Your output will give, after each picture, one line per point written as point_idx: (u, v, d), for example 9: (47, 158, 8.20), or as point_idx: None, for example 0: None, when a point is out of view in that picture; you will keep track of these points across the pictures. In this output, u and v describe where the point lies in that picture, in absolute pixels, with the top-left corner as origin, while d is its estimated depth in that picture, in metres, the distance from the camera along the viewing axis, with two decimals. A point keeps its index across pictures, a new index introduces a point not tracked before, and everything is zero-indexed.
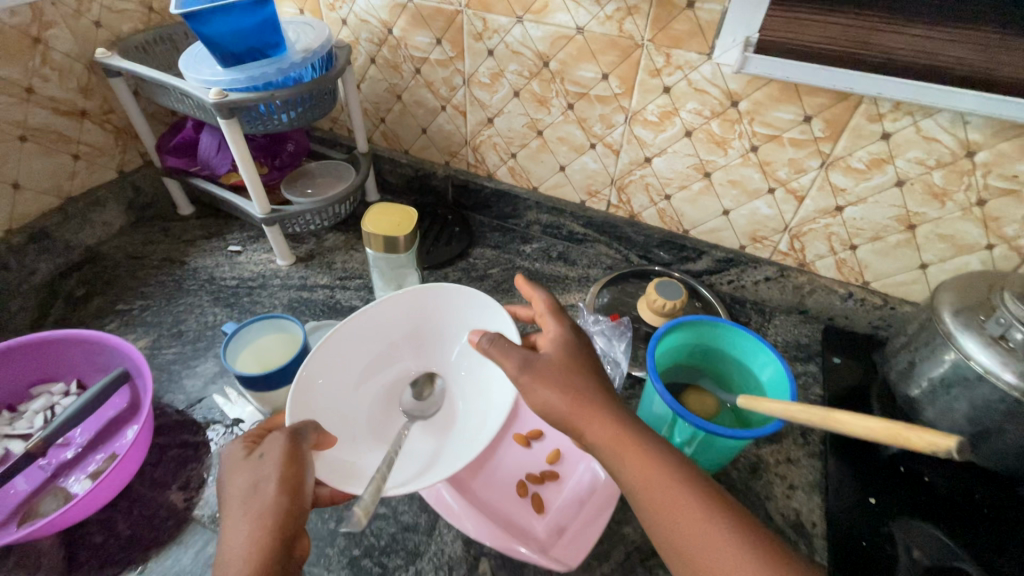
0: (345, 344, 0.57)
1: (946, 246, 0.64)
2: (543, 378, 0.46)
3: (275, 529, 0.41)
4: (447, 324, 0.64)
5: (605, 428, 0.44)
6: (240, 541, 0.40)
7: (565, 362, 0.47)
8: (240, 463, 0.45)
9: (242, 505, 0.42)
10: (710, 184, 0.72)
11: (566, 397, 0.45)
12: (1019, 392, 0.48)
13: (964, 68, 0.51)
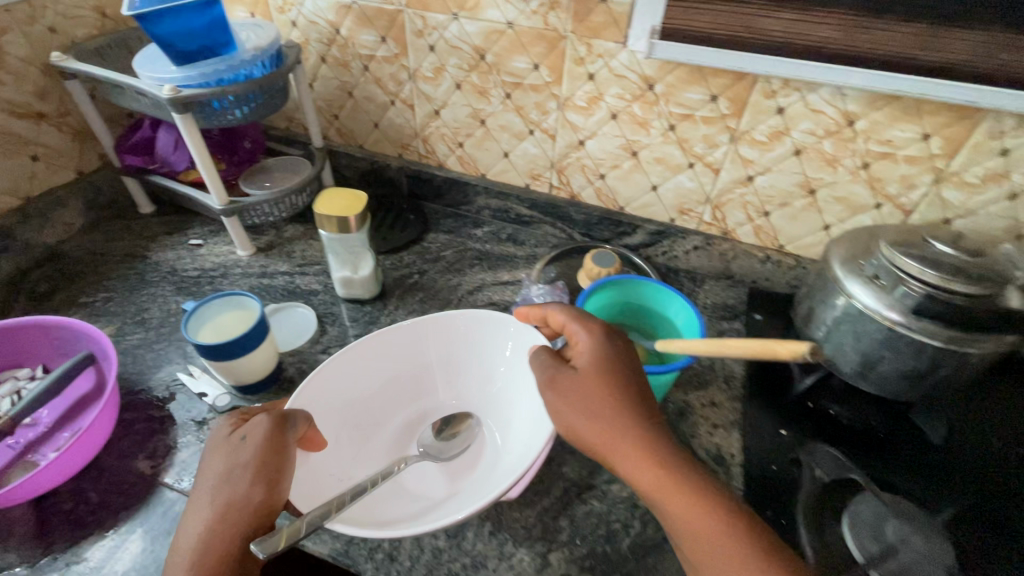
0: (377, 356, 0.63)
1: (842, 207, 0.72)
2: (568, 400, 0.50)
3: (232, 520, 0.46)
4: (481, 358, 0.67)
5: (630, 456, 0.47)
6: (204, 526, 0.46)
7: (591, 377, 0.50)
8: (223, 444, 0.50)
9: (214, 487, 0.48)
10: (638, 163, 0.80)
11: (591, 425, 0.48)
12: (891, 322, 0.56)
13: (831, 45, 0.58)
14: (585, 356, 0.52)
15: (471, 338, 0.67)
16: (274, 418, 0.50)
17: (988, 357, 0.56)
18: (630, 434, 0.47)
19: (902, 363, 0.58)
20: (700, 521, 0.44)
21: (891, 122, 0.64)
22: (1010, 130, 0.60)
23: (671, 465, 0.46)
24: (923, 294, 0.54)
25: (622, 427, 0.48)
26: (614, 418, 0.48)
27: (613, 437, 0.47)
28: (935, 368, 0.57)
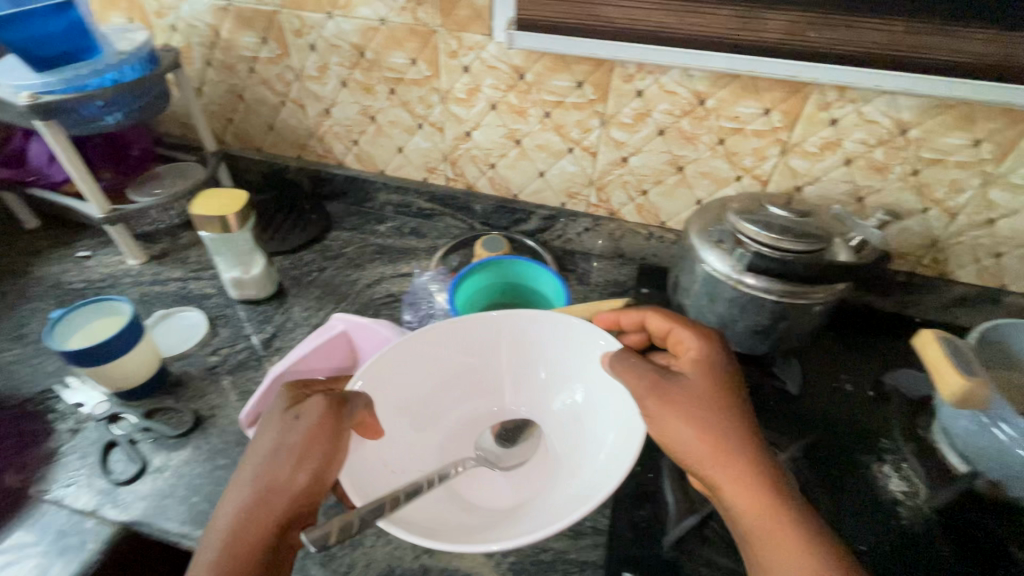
0: (444, 352, 0.62)
1: (709, 181, 0.78)
2: (673, 405, 0.49)
3: (269, 504, 0.45)
4: (558, 369, 0.64)
5: (727, 468, 0.46)
6: (242, 502, 0.45)
7: (699, 386, 0.50)
8: (277, 417, 0.49)
9: (259, 463, 0.46)
10: (523, 150, 0.83)
11: (694, 432, 0.48)
12: (734, 281, 0.61)
13: (666, 30, 0.62)
14: (693, 367, 0.52)
15: (547, 348, 0.64)
16: (334, 404, 0.49)
17: (824, 307, 0.62)
18: (734, 446, 0.47)
19: (751, 318, 0.63)
20: (786, 544, 0.43)
21: (736, 99, 0.69)
22: (834, 101, 0.66)
23: (765, 483, 0.45)
24: (752, 259, 0.58)
25: (721, 437, 0.47)
26: (716, 428, 0.48)
27: (717, 449, 0.47)
28: (780, 320, 0.62)
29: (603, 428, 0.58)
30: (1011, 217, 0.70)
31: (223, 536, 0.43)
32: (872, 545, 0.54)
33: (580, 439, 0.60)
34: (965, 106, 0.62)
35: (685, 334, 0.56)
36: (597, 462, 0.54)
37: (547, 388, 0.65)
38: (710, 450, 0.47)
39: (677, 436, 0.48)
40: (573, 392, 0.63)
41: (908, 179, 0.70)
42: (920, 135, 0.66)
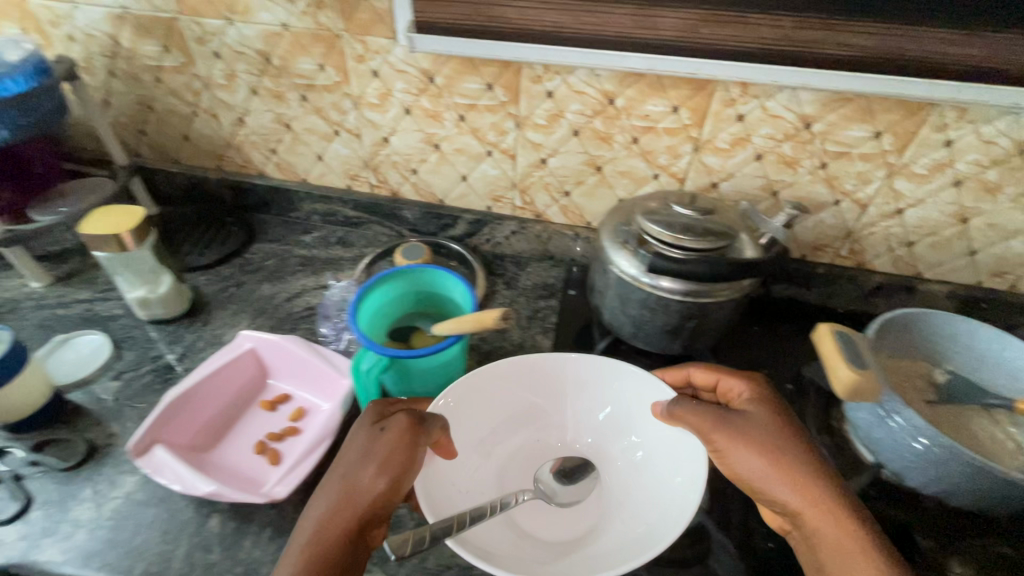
0: (505, 393, 0.63)
1: (628, 180, 0.77)
2: (736, 433, 0.51)
3: (353, 506, 0.47)
4: (625, 419, 0.63)
5: (798, 484, 0.48)
6: (328, 507, 0.46)
7: (762, 413, 0.53)
8: (362, 430, 0.51)
9: (343, 472, 0.48)
10: (443, 155, 0.81)
11: (761, 456, 0.49)
12: (640, 282, 0.60)
13: (562, 30, 0.62)
14: (749, 397, 0.54)
15: (619, 396, 0.63)
16: (413, 422, 0.51)
17: (733, 306, 0.62)
18: (796, 465, 0.48)
19: (660, 319, 0.62)
20: (858, 556, 0.43)
21: (644, 98, 0.68)
22: (738, 97, 0.66)
23: (836, 499, 0.46)
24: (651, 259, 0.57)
25: (790, 458, 0.49)
26: (781, 447, 0.50)
27: (786, 469, 0.48)
28: (688, 320, 0.61)
29: (667, 466, 0.58)
30: (918, 207, 0.71)
31: (307, 539, 0.45)
32: (779, 542, 0.54)
33: (643, 487, 0.58)
34: (863, 99, 0.63)
35: (727, 379, 0.57)
36: (667, 500, 0.55)
37: (613, 437, 0.64)
38: (780, 474, 0.48)
39: (748, 465, 0.50)
40: (630, 433, 0.63)
41: (817, 173, 0.70)
42: (823, 129, 0.66)
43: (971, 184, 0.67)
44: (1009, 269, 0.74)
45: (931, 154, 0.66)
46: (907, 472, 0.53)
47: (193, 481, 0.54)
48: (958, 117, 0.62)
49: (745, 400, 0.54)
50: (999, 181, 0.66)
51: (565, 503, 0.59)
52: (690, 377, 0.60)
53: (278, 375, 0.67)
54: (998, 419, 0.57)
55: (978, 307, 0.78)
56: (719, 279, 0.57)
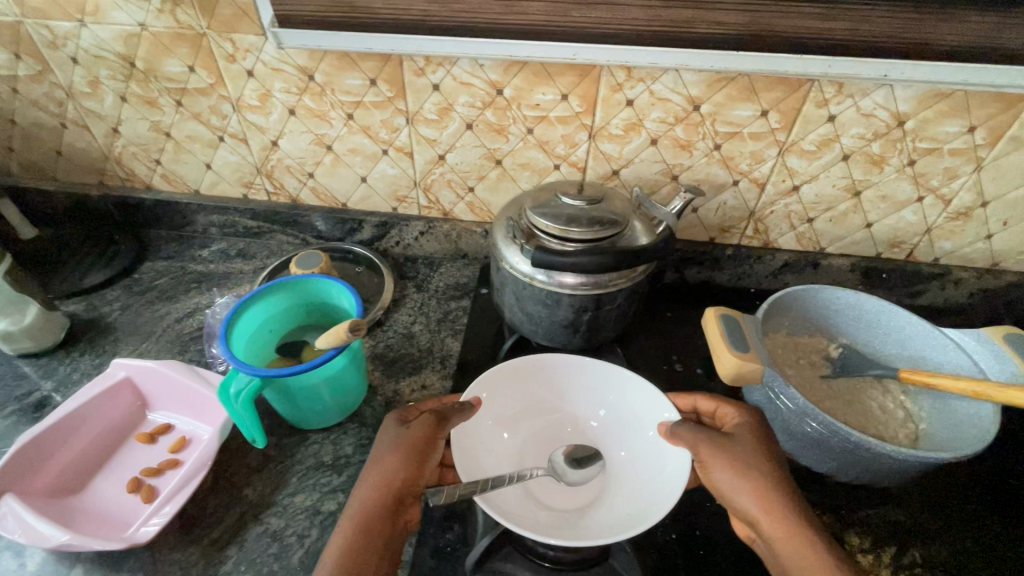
0: (517, 388, 0.59)
1: (530, 173, 0.75)
2: (725, 452, 0.46)
3: (389, 491, 0.46)
4: (634, 418, 0.57)
5: (779, 509, 0.43)
6: (364, 493, 0.46)
7: (753, 433, 0.47)
8: (391, 425, 0.51)
9: (375, 462, 0.48)
10: (337, 156, 0.77)
11: (737, 471, 0.45)
12: (530, 278, 0.58)
13: (433, 19, 0.59)
14: (745, 416, 0.49)
15: (625, 396, 0.58)
16: (442, 416, 0.51)
17: (629, 295, 0.60)
18: (780, 490, 0.43)
19: (557, 314, 0.60)
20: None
21: (532, 87, 0.66)
22: (625, 81, 0.64)
23: (818, 534, 0.41)
24: (535, 254, 0.55)
25: (777, 484, 0.44)
26: (766, 469, 0.45)
27: (770, 491, 0.43)
28: (585, 313, 0.59)
29: (653, 465, 0.53)
30: (812, 182, 0.71)
31: (350, 522, 0.45)
32: (681, 532, 0.53)
33: (637, 480, 0.54)
34: (745, 77, 0.62)
35: (723, 407, 0.51)
36: (657, 477, 0.51)
37: (620, 435, 0.58)
38: (763, 504, 0.43)
39: (723, 478, 0.46)
40: (621, 446, 0.58)
41: (713, 154, 0.70)
42: (712, 110, 0.65)
43: (859, 158, 0.68)
44: (904, 238, 0.76)
45: (817, 129, 0.66)
46: (801, 451, 0.53)
47: (47, 532, 0.49)
48: (836, 91, 0.62)
49: (739, 419, 0.49)
50: (883, 153, 0.67)
51: (576, 483, 0.55)
52: (696, 404, 0.54)
53: (158, 404, 0.62)
54: (888, 388, 0.58)
55: (879, 277, 0.79)
56: (607, 269, 0.55)
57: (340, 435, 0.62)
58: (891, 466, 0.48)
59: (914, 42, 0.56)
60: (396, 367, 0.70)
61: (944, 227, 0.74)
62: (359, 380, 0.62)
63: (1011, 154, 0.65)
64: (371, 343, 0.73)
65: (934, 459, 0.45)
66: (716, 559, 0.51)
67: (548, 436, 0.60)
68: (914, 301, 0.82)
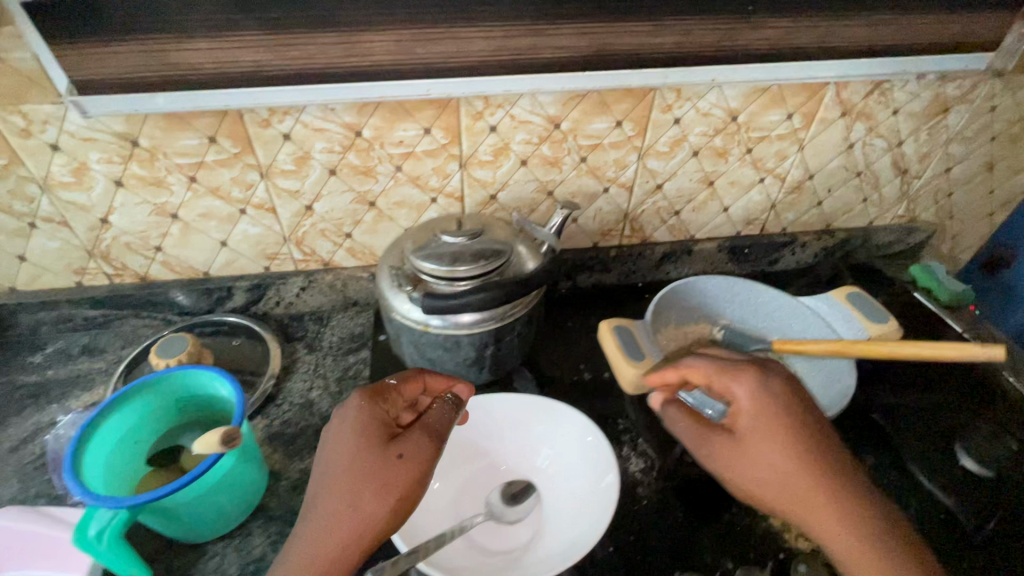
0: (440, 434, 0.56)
1: (407, 210, 0.73)
2: (729, 444, 0.46)
3: (354, 538, 0.42)
4: (562, 436, 0.57)
5: (819, 515, 0.42)
6: (325, 549, 0.41)
7: (767, 430, 0.44)
8: (371, 454, 0.45)
9: (346, 509, 0.43)
10: (186, 224, 0.69)
11: (742, 460, 0.45)
12: (424, 326, 0.56)
13: (267, 69, 0.54)
14: (754, 399, 0.45)
15: (550, 414, 0.57)
16: (435, 434, 0.48)
17: (527, 320, 0.60)
18: (812, 495, 0.42)
19: (460, 355, 0.58)
20: (840, 536, 0.41)
21: (391, 124, 0.64)
22: (484, 109, 0.64)
23: (836, 504, 0.42)
24: (424, 301, 0.53)
25: (812, 488, 0.42)
26: (794, 475, 0.43)
27: (806, 499, 0.42)
28: (486, 348, 0.59)
29: (590, 480, 0.53)
30: (672, 179, 0.77)
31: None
32: (620, 542, 0.55)
33: (578, 496, 0.53)
34: (595, 93, 0.65)
35: (725, 380, 0.47)
36: (597, 493, 0.51)
37: (551, 452, 0.58)
38: (773, 490, 0.44)
39: (731, 465, 0.46)
40: (560, 463, 0.57)
41: (581, 167, 0.72)
42: (571, 126, 0.68)
43: (706, 152, 0.74)
44: (755, 216, 0.85)
45: (666, 132, 0.71)
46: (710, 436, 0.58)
47: None
48: (676, 97, 0.67)
49: (746, 404, 0.45)
50: (725, 145, 0.74)
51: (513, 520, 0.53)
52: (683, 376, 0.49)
53: None
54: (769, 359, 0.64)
55: (743, 252, 0.88)
56: (500, 301, 0.55)
57: (245, 538, 0.55)
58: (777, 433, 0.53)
59: (733, 49, 0.61)
60: (298, 444, 0.64)
61: (785, 201, 0.83)
62: (258, 474, 0.56)
63: (823, 133, 0.75)
64: (267, 422, 0.66)
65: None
66: (655, 561, 0.54)
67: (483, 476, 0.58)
68: (775, 268, 0.91)
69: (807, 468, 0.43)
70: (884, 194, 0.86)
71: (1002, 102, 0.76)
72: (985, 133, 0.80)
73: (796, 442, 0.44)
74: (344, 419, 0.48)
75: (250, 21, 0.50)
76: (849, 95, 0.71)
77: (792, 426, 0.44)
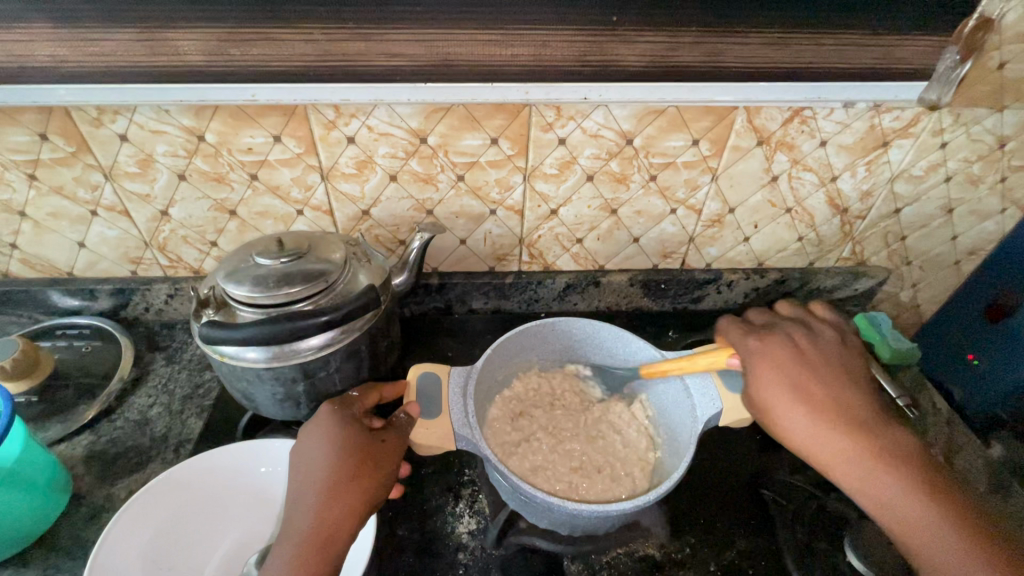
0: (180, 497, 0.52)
1: (273, 221, 0.67)
2: (760, 364, 0.51)
3: (345, 508, 0.44)
4: None
5: (828, 418, 0.47)
6: (330, 514, 0.43)
7: (783, 368, 0.50)
8: (358, 434, 0.47)
9: (344, 481, 0.44)
10: (36, 223, 0.65)
11: (766, 376, 0.50)
12: (221, 356, 0.51)
13: (71, 64, 0.50)
14: (760, 353, 0.52)
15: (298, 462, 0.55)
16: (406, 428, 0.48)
17: (348, 355, 0.54)
18: (811, 409, 0.48)
19: (266, 389, 0.53)
20: (839, 443, 0.46)
21: (235, 130, 0.58)
22: (337, 118, 0.58)
23: (844, 408, 0.48)
24: (205, 329, 0.48)
25: (814, 420, 0.48)
26: (801, 384, 0.49)
27: (819, 391, 0.49)
28: (295, 384, 0.53)
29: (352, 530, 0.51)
30: (567, 205, 0.69)
31: (297, 541, 0.42)
32: None
33: None
34: (460, 107, 0.58)
35: (745, 330, 0.55)
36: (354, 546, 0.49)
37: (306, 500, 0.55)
38: (793, 398, 0.49)
39: (760, 386, 0.50)
40: None
41: (459, 185, 0.66)
42: (440, 141, 0.61)
43: (602, 177, 0.66)
44: (672, 249, 0.76)
45: (552, 153, 0.63)
46: (524, 507, 0.51)
47: None
48: (556, 115, 0.60)
49: (753, 344, 0.53)
50: (623, 170, 0.66)
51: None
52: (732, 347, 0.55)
53: None
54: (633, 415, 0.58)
55: (659, 287, 0.80)
56: (297, 336, 0.49)
57: (19, 569, 0.52)
58: (568, 519, 0.47)
59: (603, 65, 0.54)
60: (116, 466, 0.60)
61: (705, 235, 0.75)
62: (57, 482, 0.55)
63: (739, 162, 0.66)
64: (93, 439, 0.63)
65: (557, 504, 0.44)
66: None
67: (259, 527, 0.54)
68: (698, 306, 0.83)
69: (808, 392, 0.49)
70: (822, 234, 0.76)
71: (954, 138, 0.65)
72: (939, 171, 0.69)
73: (791, 380, 0.49)
74: (318, 418, 0.48)
75: (37, 14, 0.47)
76: (763, 121, 0.62)
77: (800, 359, 0.51)
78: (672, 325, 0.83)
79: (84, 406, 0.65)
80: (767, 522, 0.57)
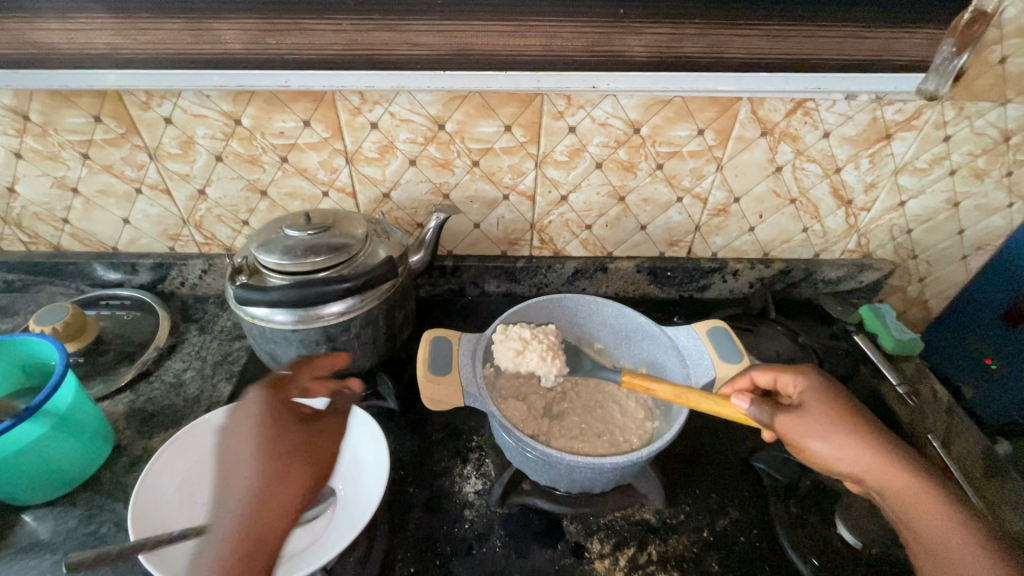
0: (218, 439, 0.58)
1: (301, 201, 0.72)
2: (811, 397, 0.49)
3: (275, 494, 0.46)
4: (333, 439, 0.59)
5: (887, 451, 0.45)
6: (267, 500, 0.45)
7: (834, 396, 0.49)
8: (284, 428, 0.50)
9: (276, 468, 0.47)
10: (87, 199, 0.71)
11: (818, 407, 0.48)
12: (252, 318, 0.56)
13: (123, 51, 0.56)
14: (808, 387, 0.50)
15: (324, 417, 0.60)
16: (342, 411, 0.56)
17: (367, 322, 0.58)
18: (868, 439, 0.46)
19: (291, 350, 0.58)
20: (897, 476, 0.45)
21: (269, 114, 0.63)
22: (362, 105, 0.63)
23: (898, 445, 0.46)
24: (238, 291, 0.52)
25: (868, 442, 0.46)
26: (856, 418, 0.47)
27: (873, 425, 0.47)
28: (319, 346, 0.57)
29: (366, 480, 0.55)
30: (577, 191, 0.72)
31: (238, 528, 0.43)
32: (409, 559, 0.53)
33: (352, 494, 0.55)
34: (476, 95, 0.62)
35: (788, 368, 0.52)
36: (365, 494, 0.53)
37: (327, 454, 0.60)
38: (847, 429, 0.46)
39: (808, 418, 0.47)
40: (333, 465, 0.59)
41: (474, 170, 0.69)
42: (457, 128, 0.65)
43: (611, 165, 0.69)
44: (678, 237, 0.79)
45: (562, 140, 0.67)
46: (524, 464, 0.55)
47: None
48: (567, 103, 0.63)
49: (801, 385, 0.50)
50: (631, 158, 0.69)
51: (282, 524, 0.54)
52: (751, 380, 0.54)
53: None
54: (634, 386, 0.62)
55: (666, 274, 0.82)
56: (322, 300, 0.53)
57: (66, 508, 0.57)
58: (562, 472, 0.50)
59: (610, 55, 0.58)
60: (153, 422, 0.65)
61: (710, 224, 0.77)
62: (99, 430, 0.60)
63: (743, 153, 0.69)
64: (132, 398, 0.68)
65: (557, 457, 0.47)
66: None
67: None
68: (704, 294, 0.86)
69: (862, 426, 0.47)
70: (827, 225, 0.78)
71: (957, 130, 0.67)
72: (943, 164, 0.70)
73: (842, 412, 0.48)
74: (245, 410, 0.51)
75: (99, 6, 0.52)
76: (766, 113, 0.65)
77: (847, 399, 0.49)
78: (678, 312, 0.85)
79: (124, 368, 0.70)
80: (761, 495, 0.59)
